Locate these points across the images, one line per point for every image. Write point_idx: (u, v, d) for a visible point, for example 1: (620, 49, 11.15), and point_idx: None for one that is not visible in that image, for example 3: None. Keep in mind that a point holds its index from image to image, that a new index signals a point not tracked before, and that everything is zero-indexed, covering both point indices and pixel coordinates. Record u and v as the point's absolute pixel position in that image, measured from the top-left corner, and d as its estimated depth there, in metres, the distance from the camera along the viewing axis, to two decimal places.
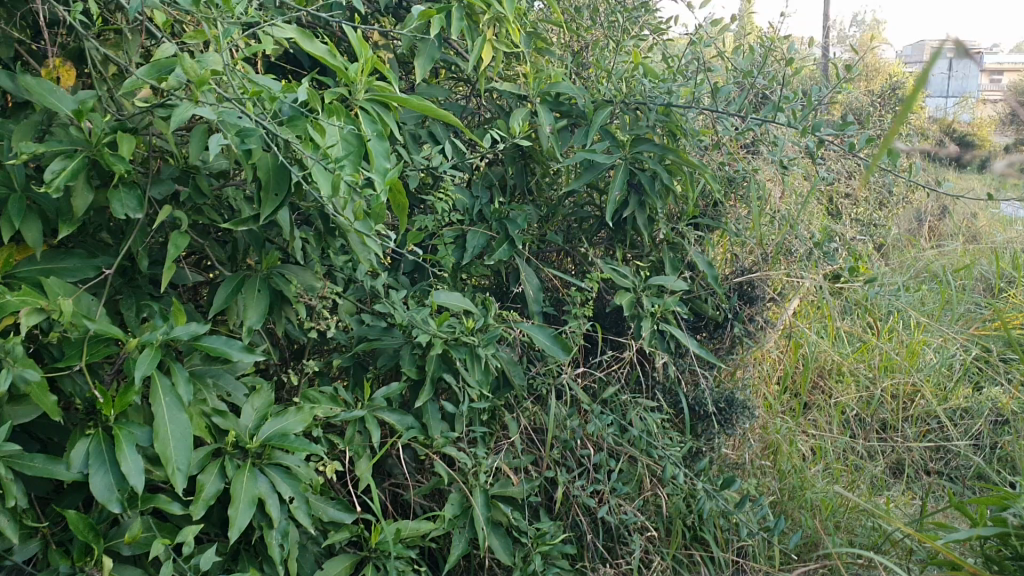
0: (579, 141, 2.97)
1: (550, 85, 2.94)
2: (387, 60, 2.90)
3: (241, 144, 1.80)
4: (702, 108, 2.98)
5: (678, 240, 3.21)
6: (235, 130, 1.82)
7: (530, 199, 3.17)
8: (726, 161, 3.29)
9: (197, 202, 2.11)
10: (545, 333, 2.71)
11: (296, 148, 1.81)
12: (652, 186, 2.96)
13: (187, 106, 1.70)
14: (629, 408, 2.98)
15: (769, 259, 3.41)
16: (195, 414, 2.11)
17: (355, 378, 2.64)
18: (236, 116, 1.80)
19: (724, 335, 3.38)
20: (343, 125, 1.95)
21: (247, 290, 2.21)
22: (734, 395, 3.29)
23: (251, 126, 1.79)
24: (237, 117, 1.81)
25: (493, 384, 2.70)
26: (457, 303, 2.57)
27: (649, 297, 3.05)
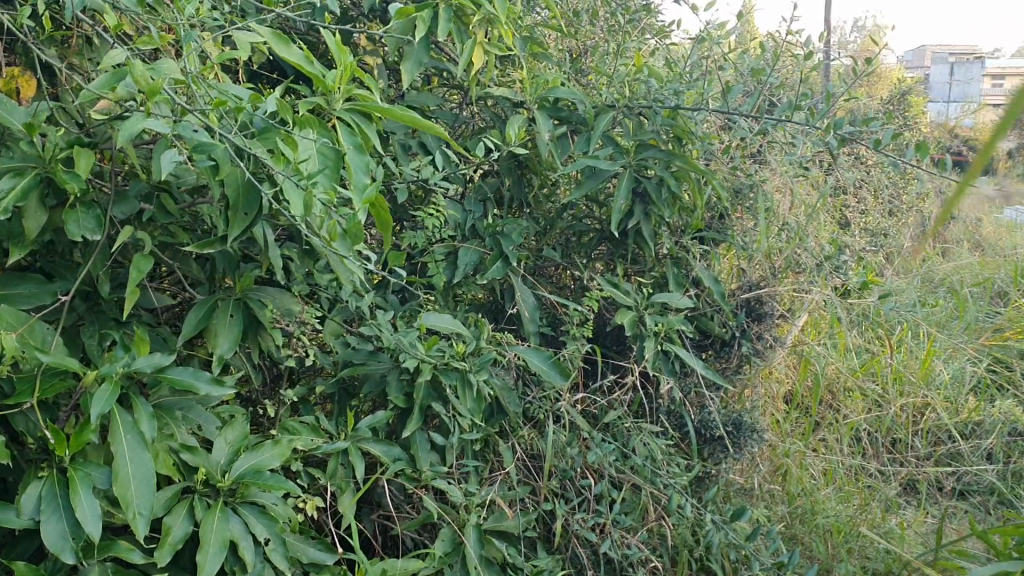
0: (580, 148, 2.81)
1: (548, 90, 2.77)
2: (375, 67, 2.75)
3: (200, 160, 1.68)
4: (709, 110, 2.79)
5: (682, 254, 3.05)
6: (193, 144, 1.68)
7: (527, 213, 3.01)
8: (734, 170, 3.13)
9: (162, 222, 1.95)
10: (541, 355, 2.56)
11: (264, 162, 1.66)
12: (660, 195, 2.80)
13: (138, 118, 1.52)
14: (632, 433, 2.81)
15: (778, 274, 3.25)
16: (161, 451, 1.95)
17: (340, 406, 2.48)
18: (193, 132, 1.66)
19: (731, 354, 3.21)
20: (318, 138, 1.79)
21: (219, 316, 2.05)
22: (742, 418, 3.12)
23: (210, 140, 1.66)
24: (193, 131, 1.67)
25: (487, 410, 2.56)
26: (447, 326, 2.42)
27: (652, 315, 2.90)
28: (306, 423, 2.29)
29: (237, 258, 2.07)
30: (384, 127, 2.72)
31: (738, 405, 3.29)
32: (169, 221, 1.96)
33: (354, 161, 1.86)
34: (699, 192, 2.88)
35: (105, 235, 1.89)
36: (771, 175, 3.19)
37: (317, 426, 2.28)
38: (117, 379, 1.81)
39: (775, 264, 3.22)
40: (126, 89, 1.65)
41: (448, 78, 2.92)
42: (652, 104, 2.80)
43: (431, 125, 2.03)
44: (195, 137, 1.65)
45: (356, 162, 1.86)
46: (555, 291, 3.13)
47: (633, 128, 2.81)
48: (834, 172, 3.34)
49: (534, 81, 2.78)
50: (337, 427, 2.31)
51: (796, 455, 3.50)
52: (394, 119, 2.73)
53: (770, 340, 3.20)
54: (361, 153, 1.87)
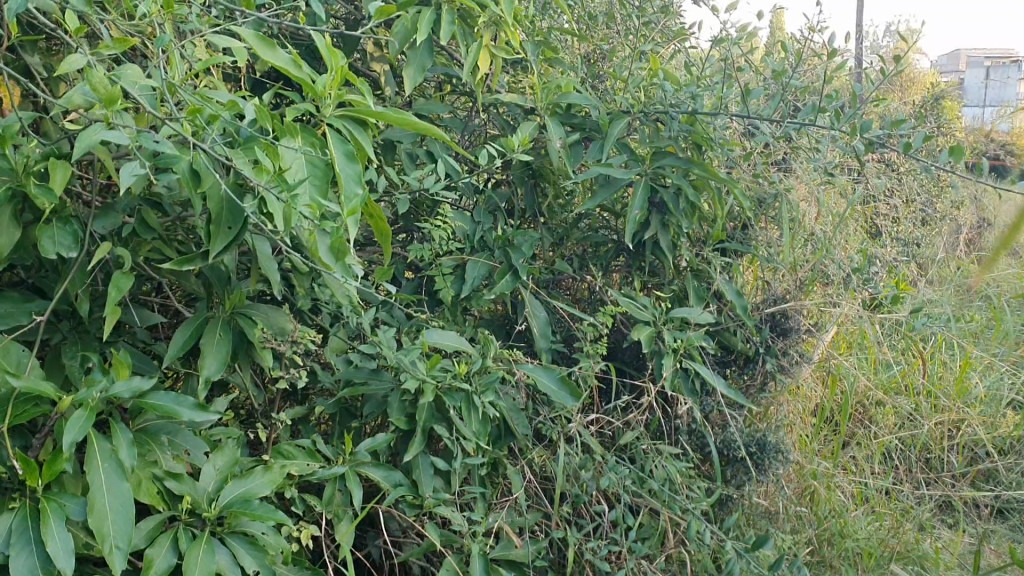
0: (594, 156, 2.67)
1: (560, 96, 2.65)
2: (380, 73, 2.65)
3: (165, 172, 1.59)
4: (730, 114, 2.65)
5: (703, 266, 2.91)
6: (157, 155, 1.58)
7: (540, 223, 2.89)
8: (757, 179, 2.99)
9: (143, 237, 1.86)
10: (551, 375, 2.43)
11: (240, 174, 1.56)
12: (677, 204, 2.65)
13: (95, 128, 1.43)
14: (650, 455, 2.67)
15: (804, 286, 3.09)
16: (144, 479, 1.85)
17: (341, 427, 2.37)
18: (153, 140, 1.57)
19: (755, 371, 3.06)
20: (304, 147, 1.68)
21: (206, 335, 1.95)
22: (767, 438, 2.97)
23: (175, 151, 1.57)
24: (155, 141, 1.57)
25: (494, 433, 2.42)
26: (450, 344, 2.31)
27: (670, 331, 2.76)
28: (302, 446, 2.18)
29: (226, 274, 1.97)
30: (389, 135, 2.61)
31: (763, 424, 3.14)
32: (151, 235, 1.87)
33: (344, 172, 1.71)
34: (720, 201, 2.74)
35: (83, 252, 1.80)
36: (796, 183, 3.04)
37: (314, 450, 2.17)
38: (94, 404, 1.72)
39: (802, 276, 3.07)
40: (82, 97, 1.56)
41: (457, 85, 2.81)
42: (669, 108, 2.67)
43: (433, 126, 1.87)
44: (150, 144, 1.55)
45: (347, 172, 1.71)
46: (570, 305, 3.00)
47: (650, 134, 2.68)
48: (865, 180, 3.18)
49: (545, 86, 2.67)
50: (335, 451, 2.20)
51: (825, 475, 3.33)
52: (400, 126, 2.62)
53: (796, 357, 3.05)
54: (352, 162, 1.71)
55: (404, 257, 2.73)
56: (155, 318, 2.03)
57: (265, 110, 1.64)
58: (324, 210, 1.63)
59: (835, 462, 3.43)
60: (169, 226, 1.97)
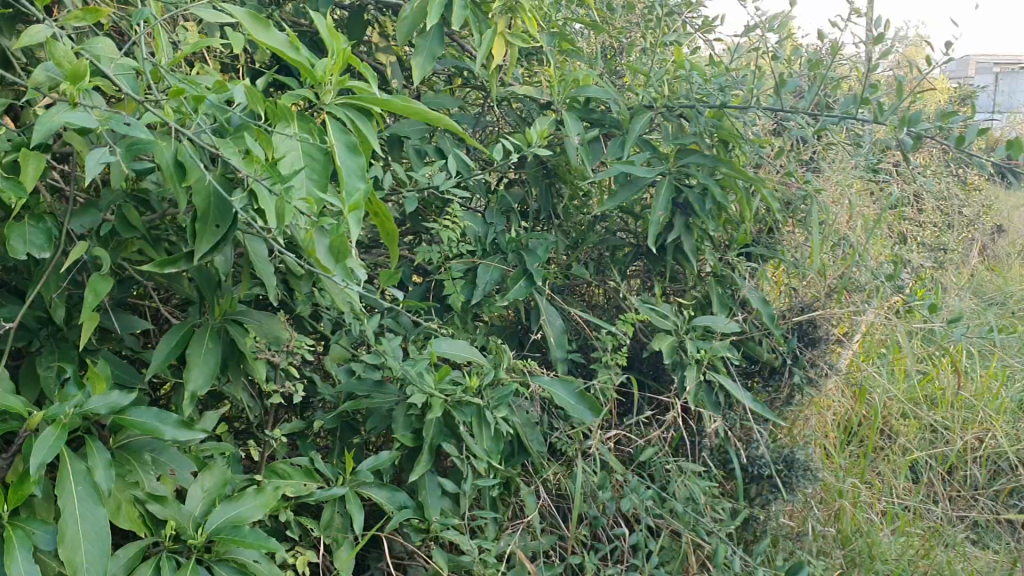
0: (614, 153, 2.51)
1: (578, 89, 2.48)
2: (388, 63, 2.50)
3: (139, 159, 1.43)
4: (760, 108, 2.48)
5: (727, 271, 2.74)
6: (132, 141, 1.42)
7: (555, 226, 2.73)
8: (786, 180, 2.82)
9: (123, 236, 1.71)
10: (569, 389, 2.26)
11: (226, 165, 1.40)
12: (703, 205, 2.46)
13: (55, 110, 1.28)
14: (672, 473, 2.50)
15: (834, 293, 2.90)
16: (123, 502, 1.68)
17: (342, 443, 2.20)
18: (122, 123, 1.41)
19: (781, 383, 2.89)
20: (301, 135, 1.51)
21: (194, 343, 1.78)
22: (794, 456, 2.79)
23: (150, 137, 1.41)
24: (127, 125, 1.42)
25: (507, 450, 2.22)
26: (462, 354, 2.14)
27: (693, 340, 2.59)
28: (300, 465, 2.03)
29: (216, 277, 1.80)
30: (396, 129, 2.44)
31: (789, 439, 2.96)
32: (134, 234, 1.72)
33: (346, 166, 1.55)
34: (748, 202, 2.56)
35: (57, 252, 1.64)
36: (826, 185, 2.87)
37: (312, 469, 2.01)
38: (66, 421, 1.55)
39: (833, 282, 2.88)
40: (50, 78, 1.40)
41: (469, 78, 2.65)
42: (694, 103, 2.50)
43: (438, 118, 1.72)
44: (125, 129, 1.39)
45: (349, 166, 1.56)
46: (586, 312, 2.83)
47: (675, 130, 2.51)
48: (899, 181, 3.00)
49: (563, 78, 2.51)
50: (334, 470, 2.03)
51: (854, 492, 3.13)
52: (408, 120, 2.46)
53: (826, 368, 2.87)
54: (355, 155, 1.56)
55: (412, 260, 2.56)
56: (139, 325, 1.87)
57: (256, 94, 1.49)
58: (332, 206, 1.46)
59: (864, 478, 3.22)
60: (155, 224, 1.81)
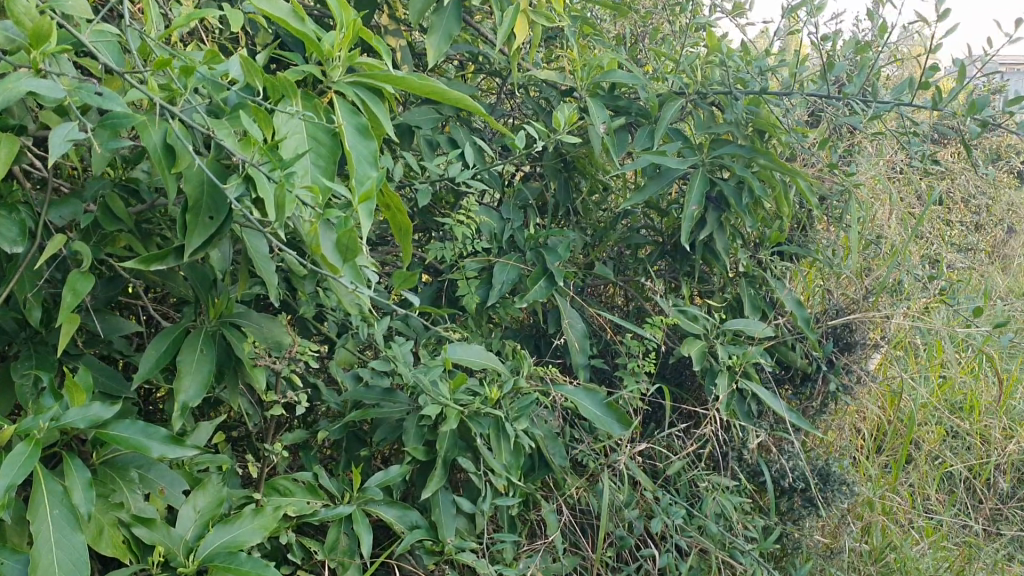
0: (642, 143, 2.34)
1: (604, 74, 2.31)
2: (399, 49, 2.29)
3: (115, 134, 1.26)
4: (801, 95, 2.31)
5: (759, 271, 2.57)
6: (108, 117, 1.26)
7: (575, 222, 2.56)
8: (821, 174, 2.65)
9: (105, 229, 1.53)
10: (594, 399, 2.06)
11: (219, 147, 1.23)
12: (740, 199, 2.31)
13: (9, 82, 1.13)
14: (702, 488, 2.32)
15: (871, 295, 2.73)
16: (106, 526, 1.51)
17: (347, 456, 2.03)
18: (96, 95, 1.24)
19: (815, 390, 2.72)
20: (305, 114, 1.34)
21: (185, 349, 1.59)
22: (830, 468, 2.62)
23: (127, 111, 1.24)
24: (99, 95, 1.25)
25: (527, 465, 2.05)
26: (477, 359, 1.97)
27: (724, 345, 2.42)
28: (302, 480, 1.86)
29: (211, 274, 1.63)
30: (408, 116, 2.28)
31: (821, 450, 2.79)
32: (119, 228, 1.54)
33: (357, 151, 1.39)
34: (786, 196, 2.40)
35: (31, 247, 1.47)
36: (864, 180, 2.70)
37: (316, 485, 1.84)
38: (41, 437, 1.38)
39: (871, 284, 2.71)
40: (16, 47, 1.23)
41: (484, 63, 2.49)
42: (730, 89, 2.33)
43: (459, 99, 1.54)
44: (104, 106, 1.21)
45: (360, 152, 1.39)
46: (606, 314, 2.67)
47: (707, 118, 2.35)
48: (941, 177, 2.84)
49: (586, 63, 2.34)
50: (340, 487, 1.86)
51: (889, 505, 2.95)
52: (420, 108, 2.29)
53: (862, 375, 2.70)
54: (366, 139, 1.40)
55: (423, 257, 2.39)
56: (125, 328, 1.70)
57: (254, 68, 1.32)
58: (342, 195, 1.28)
59: (899, 490, 3.05)
60: (146, 217, 1.64)
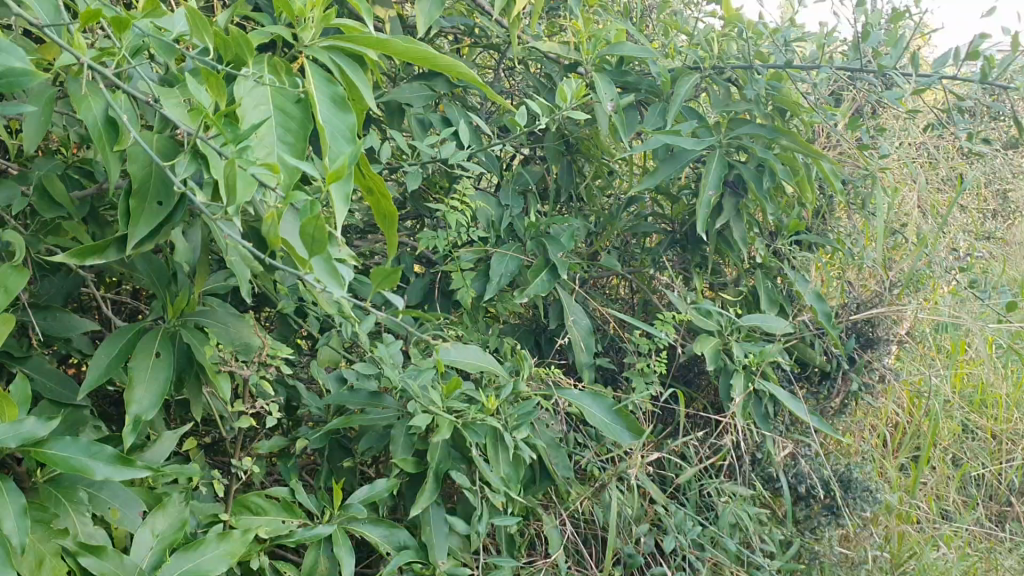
0: (653, 123, 2.15)
1: (611, 47, 2.12)
2: (388, 19, 2.00)
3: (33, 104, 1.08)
4: (828, 70, 2.12)
5: (777, 262, 2.39)
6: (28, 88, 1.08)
7: (576, 208, 2.40)
8: (843, 158, 2.47)
9: (44, 214, 1.35)
10: (602, 404, 1.84)
11: (156, 116, 1.03)
12: (761, 183, 2.13)
13: None
14: (716, 498, 2.14)
15: (895, 288, 2.54)
16: (49, 556, 1.32)
17: (330, 466, 1.85)
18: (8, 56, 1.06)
19: (834, 390, 2.53)
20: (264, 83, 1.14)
21: (138, 354, 1.38)
22: (852, 475, 2.43)
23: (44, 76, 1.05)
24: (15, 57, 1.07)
25: (527, 476, 1.85)
26: (471, 361, 1.78)
27: (740, 343, 2.24)
28: (278, 497, 1.66)
29: (168, 267, 1.44)
30: (398, 92, 2.07)
31: (840, 453, 2.60)
32: (60, 214, 1.36)
33: (332, 125, 1.21)
34: (810, 180, 2.21)
35: None
36: (890, 164, 2.52)
37: (292, 503, 1.64)
38: None
39: (895, 276, 2.53)
40: None
41: (480, 36, 2.31)
42: (750, 64, 2.15)
43: (453, 65, 1.34)
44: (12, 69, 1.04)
45: (336, 126, 1.21)
46: (611, 308, 2.49)
47: (725, 95, 2.16)
48: (970, 162, 2.66)
49: (593, 35, 2.15)
50: (320, 503, 1.67)
51: (911, 512, 2.76)
52: (411, 85, 2.09)
53: (885, 372, 2.52)
54: (342, 111, 1.22)
55: (414, 247, 2.21)
56: (80, 325, 1.52)
57: (200, 21, 1.13)
58: (307, 171, 1.08)
59: (918, 493, 2.86)
60: (98, 204, 1.45)
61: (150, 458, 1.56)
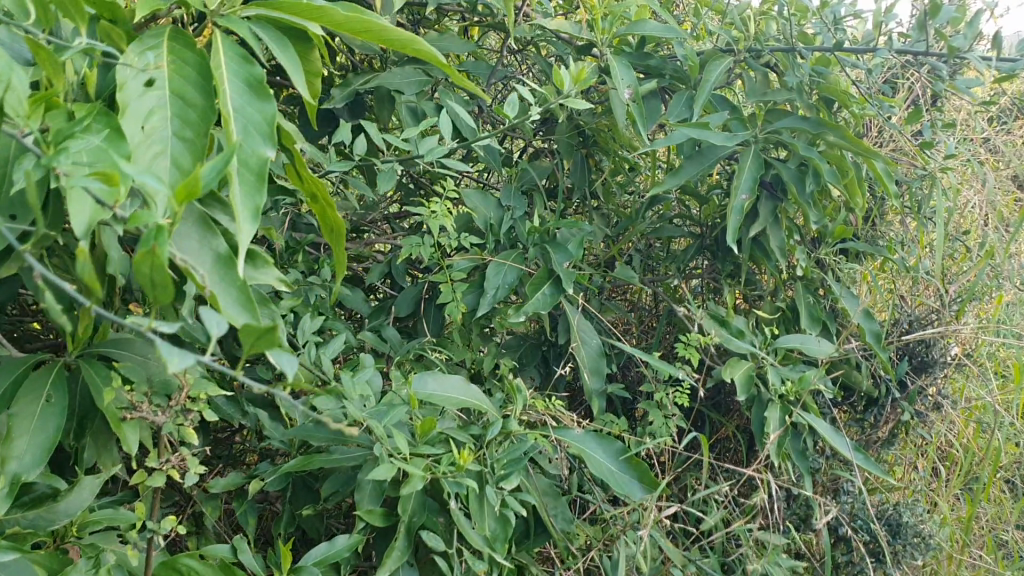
0: (677, 114, 1.86)
1: (631, 24, 1.82)
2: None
3: None
4: (885, 53, 1.81)
5: (819, 273, 2.09)
6: None
7: (592, 208, 2.12)
8: (898, 156, 2.16)
9: None
10: (609, 450, 1.55)
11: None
12: (803, 186, 1.82)
13: None
14: (743, 549, 1.85)
15: (955, 304, 2.22)
16: None
17: (291, 510, 1.60)
18: None
19: (883, 418, 2.22)
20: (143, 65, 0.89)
21: (23, 396, 1.11)
22: (902, 519, 2.12)
23: None
24: None
25: (519, 529, 1.57)
26: (452, 396, 1.51)
27: (776, 368, 1.94)
28: (217, 556, 1.40)
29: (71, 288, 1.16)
30: (385, 77, 1.80)
31: (888, 490, 2.29)
32: None
33: (244, 116, 0.93)
34: (860, 182, 1.90)
35: None
36: (953, 163, 2.19)
37: (233, 564, 1.39)
38: None
39: (955, 290, 2.21)
40: None
41: (485, 13, 2.03)
42: (792, 45, 1.84)
43: (414, 40, 1.04)
44: None
45: (248, 117, 0.93)
46: (629, 320, 2.21)
47: (763, 82, 1.86)
48: None
49: (610, 12, 1.86)
50: (267, 564, 1.41)
51: (966, 555, 2.44)
52: (401, 69, 1.81)
53: (941, 400, 2.20)
54: (259, 98, 0.94)
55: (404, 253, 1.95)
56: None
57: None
58: (150, 183, 0.77)
59: (974, 532, 2.54)
60: None
61: (65, 509, 1.30)
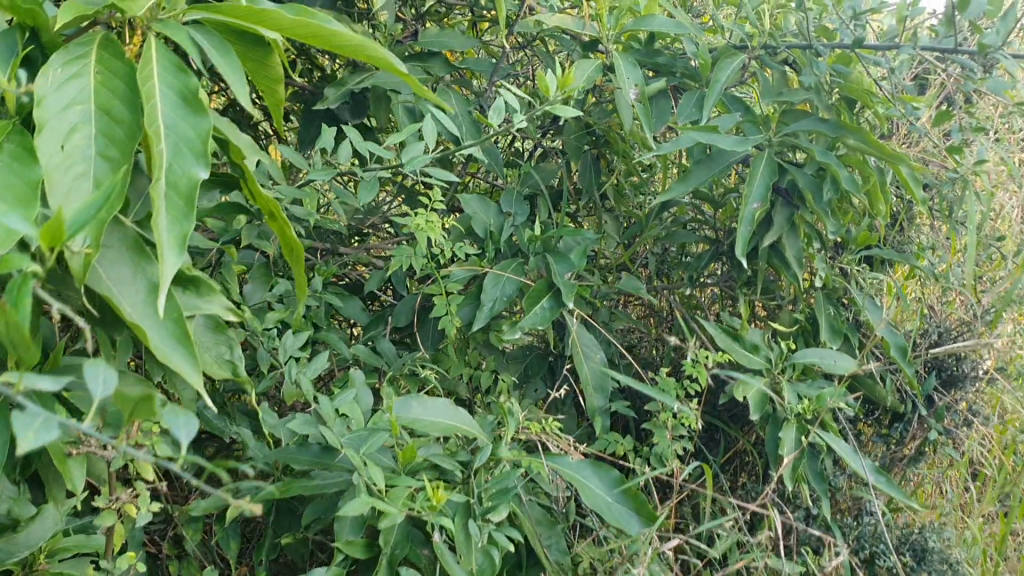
0: (686, 115, 1.75)
1: (637, 20, 1.71)
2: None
3: None
4: (911, 50, 1.68)
5: (841, 282, 1.97)
6: None
7: (601, 213, 2.01)
8: (927, 158, 2.03)
9: None
10: (605, 480, 1.45)
11: None
12: (820, 193, 1.70)
13: None
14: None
15: (987, 315, 2.08)
16: None
17: (273, 537, 1.52)
18: None
19: (909, 435, 2.10)
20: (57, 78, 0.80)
21: None
22: (928, 544, 2.00)
23: None
24: None
25: (511, 560, 1.48)
26: (438, 423, 1.43)
27: (793, 384, 1.83)
28: None
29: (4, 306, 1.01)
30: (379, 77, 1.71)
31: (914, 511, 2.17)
32: None
33: (177, 133, 0.83)
34: (883, 188, 1.78)
35: None
36: (986, 166, 2.06)
37: None
38: None
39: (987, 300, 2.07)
40: None
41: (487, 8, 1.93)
42: (810, 42, 1.72)
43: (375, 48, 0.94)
44: None
45: (182, 133, 0.84)
46: (641, 329, 2.10)
47: (780, 81, 1.75)
48: None
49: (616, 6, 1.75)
50: None
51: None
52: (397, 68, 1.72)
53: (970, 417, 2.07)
54: (193, 112, 0.85)
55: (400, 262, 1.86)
56: None
57: None
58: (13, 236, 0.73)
59: (1008, 554, 2.40)
60: None
61: (27, 540, 1.19)
